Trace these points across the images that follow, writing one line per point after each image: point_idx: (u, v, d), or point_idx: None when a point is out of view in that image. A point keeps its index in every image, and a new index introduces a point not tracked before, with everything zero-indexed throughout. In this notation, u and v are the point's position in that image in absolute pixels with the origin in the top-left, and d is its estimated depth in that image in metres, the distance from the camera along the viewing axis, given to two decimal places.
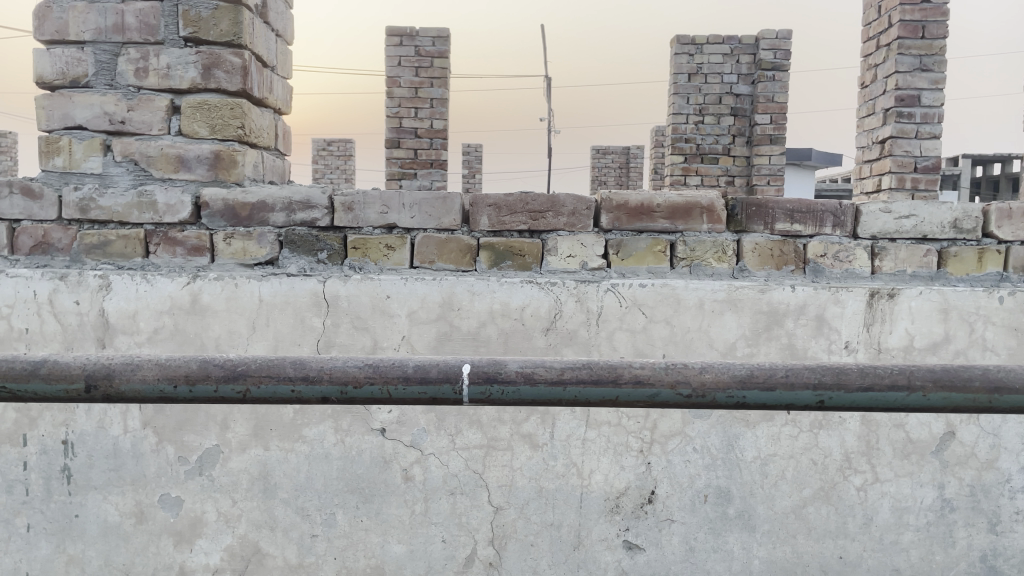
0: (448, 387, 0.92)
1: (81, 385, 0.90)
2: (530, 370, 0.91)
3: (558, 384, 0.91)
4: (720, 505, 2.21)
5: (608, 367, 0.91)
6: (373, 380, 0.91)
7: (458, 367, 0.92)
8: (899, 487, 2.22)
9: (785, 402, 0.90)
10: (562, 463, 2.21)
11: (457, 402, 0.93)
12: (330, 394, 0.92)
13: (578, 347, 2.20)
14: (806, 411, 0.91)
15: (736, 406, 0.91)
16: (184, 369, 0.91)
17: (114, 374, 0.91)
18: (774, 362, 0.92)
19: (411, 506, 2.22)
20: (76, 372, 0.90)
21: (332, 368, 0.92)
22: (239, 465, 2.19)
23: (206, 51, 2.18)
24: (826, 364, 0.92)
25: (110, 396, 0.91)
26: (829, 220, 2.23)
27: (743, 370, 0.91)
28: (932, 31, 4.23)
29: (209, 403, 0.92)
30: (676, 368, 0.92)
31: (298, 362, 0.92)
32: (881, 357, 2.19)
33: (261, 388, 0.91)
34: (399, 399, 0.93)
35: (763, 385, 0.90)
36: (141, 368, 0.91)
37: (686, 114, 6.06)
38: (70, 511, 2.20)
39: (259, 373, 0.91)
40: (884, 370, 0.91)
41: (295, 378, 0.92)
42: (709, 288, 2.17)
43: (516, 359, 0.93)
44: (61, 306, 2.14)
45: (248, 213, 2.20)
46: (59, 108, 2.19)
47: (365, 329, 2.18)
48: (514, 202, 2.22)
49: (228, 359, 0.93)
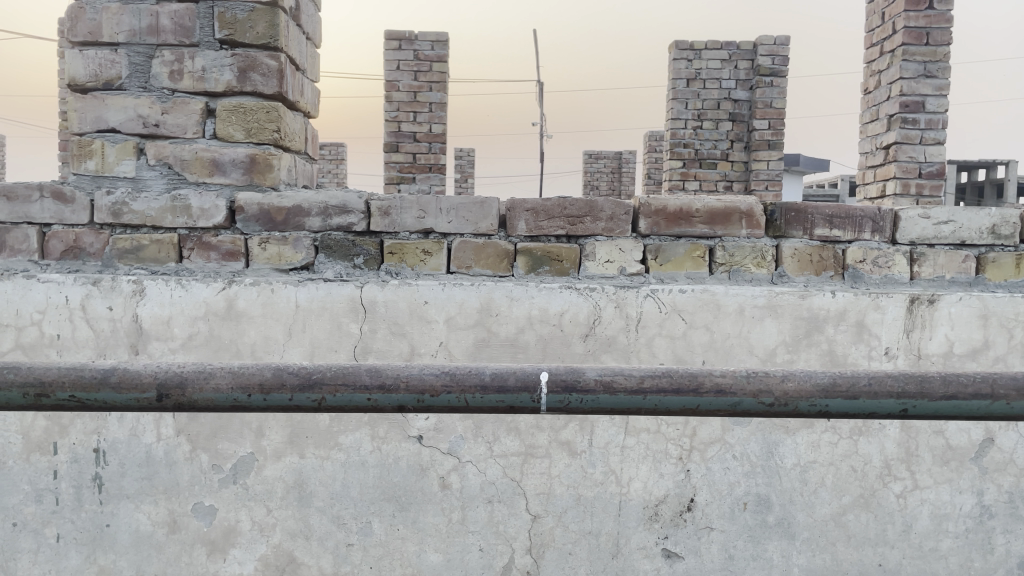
0: (528, 396, 0.93)
1: (153, 394, 0.90)
2: (609, 379, 0.94)
3: (638, 393, 0.94)
4: (759, 513, 2.20)
5: (688, 377, 0.94)
6: (450, 389, 0.93)
7: (536, 375, 0.94)
8: (938, 494, 2.21)
9: (868, 410, 0.94)
10: (600, 470, 2.20)
11: (535, 411, 0.94)
12: (407, 402, 0.93)
13: (617, 353, 2.18)
14: (889, 419, 0.94)
15: (818, 414, 0.95)
16: (257, 377, 0.92)
17: (186, 382, 0.91)
18: (856, 371, 0.96)
19: (448, 514, 2.20)
20: (147, 380, 0.91)
21: (408, 375, 0.93)
22: (274, 473, 2.16)
23: (243, 54, 2.15)
24: (909, 372, 0.95)
25: (183, 403, 0.91)
26: (868, 225, 2.23)
27: (828, 378, 0.95)
28: (936, 38, 4.25)
29: (284, 410, 0.92)
30: (759, 377, 0.95)
31: (374, 370, 0.93)
32: (921, 363, 2.18)
33: (338, 396, 0.92)
34: (477, 408, 0.93)
35: (847, 395, 0.94)
36: (215, 376, 0.91)
37: (685, 119, 6.08)
38: (101, 520, 2.16)
39: (335, 381, 0.92)
40: (968, 378, 0.94)
41: (370, 387, 0.93)
42: (749, 293, 2.16)
43: (595, 367, 0.95)
44: (93, 312, 2.10)
45: (283, 218, 2.18)
46: (92, 111, 2.16)
47: (403, 335, 2.15)
48: (552, 207, 2.21)
49: (301, 368, 0.94)
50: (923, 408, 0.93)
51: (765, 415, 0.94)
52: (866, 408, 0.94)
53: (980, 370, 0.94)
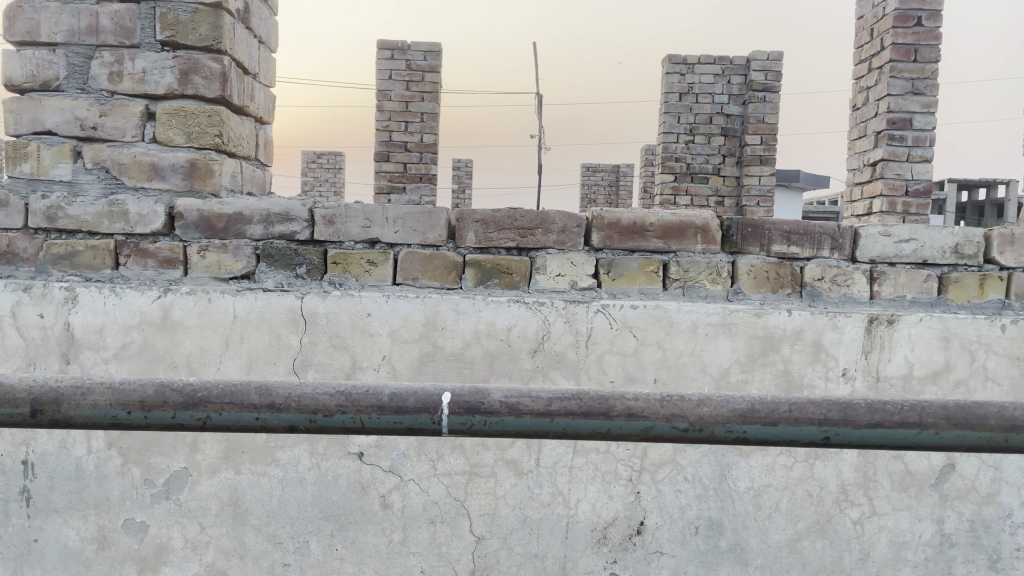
0: (427, 418, 0.87)
1: (26, 410, 0.84)
2: (515, 401, 0.87)
3: (546, 415, 0.87)
4: (711, 538, 2.12)
5: (599, 399, 0.87)
6: (345, 409, 0.87)
7: (420, 394, 0.88)
8: (897, 521, 2.14)
9: (790, 438, 0.87)
10: (547, 491, 2.12)
11: (437, 435, 0.87)
12: (298, 423, 0.87)
13: (567, 370, 2.11)
14: (811, 448, 0.88)
15: (736, 442, 0.88)
16: (139, 394, 0.86)
17: (62, 398, 0.85)
18: (777, 395, 0.89)
19: (389, 535, 2.12)
20: (21, 394, 0.85)
21: (300, 394, 0.87)
22: (208, 489, 2.09)
23: (184, 56, 2.09)
24: (833, 399, 0.89)
25: (58, 421, 0.85)
26: (827, 242, 2.16)
27: (746, 404, 0.88)
28: (925, 55, 4.18)
29: (167, 429, 0.87)
30: (673, 401, 0.87)
31: (264, 389, 0.87)
32: (880, 385, 2.11)
33: (223, 414, 0.86)
34: (373, 429, 0.88)
35: (764, 421, 0.87)
36: (92, 392, 0.85)
37: (676, 133, 6.03)
38: (28, 535, 2.08)
39: (221, 399, 0.86)
40: (877, 406, 0.87)
41: (260, 405, 0.87)
42: (703, 311, 2.09)
43: (500, 387, 0.89)
44: (23, 319, 2.03)
45: (224, 225, 2.11)
46: (28, 113, 2.10)
47: (344, 348, 2.09)
48: (501, 218, 2.14)
49: (188, 385, 0.88)
50: (844, 436, 0.86)
51: (679, 440, 0.88)
52: (786, 434, 0.87)
53: (905, 398, 0.86)
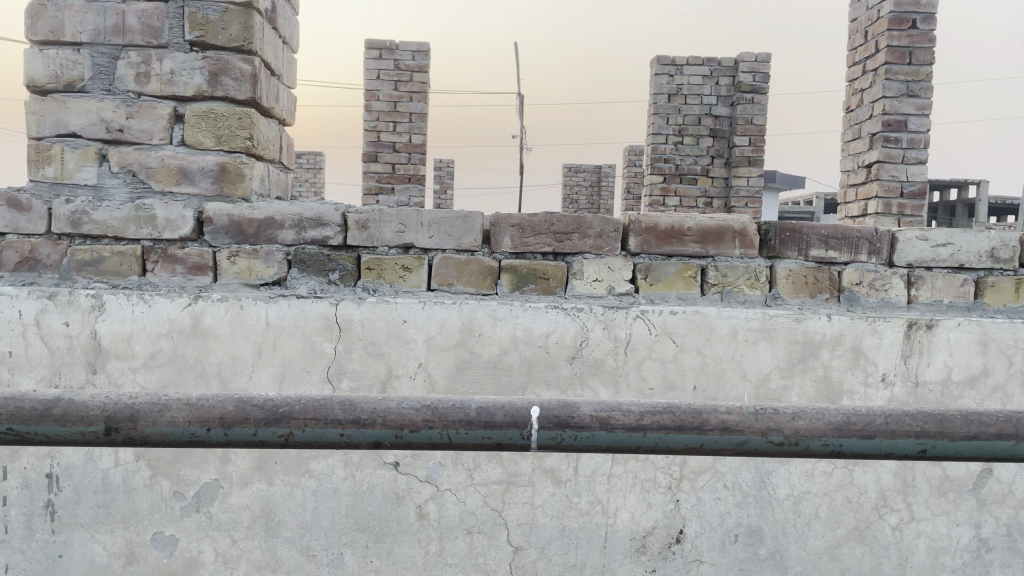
0: (516, 433, 0.83)
1: (99, 428, 0.80)
2: (608, 415, 0.85)
3: (637, 430, 0.85)
4: (751, 546, 2.10)
5: (694, 412, 0.86)
6: (431, 424, 0.83)
7: (526, 411, 0.85)
8: (935, 526, 2.13)
9: (885, 449, 0.86)
10: (586, 500, 2.09)
11: (526, 450, 0.85)
12: (383, 439, 0.83)
13: (605, 378, 2.08)
14: (906, 460, 0.87)
15: (830, 455, 0.87)
16: (218, 410, 0.82)
17: (137, 415, 0.81)
18: (871, 408, 0.88)
19: (425, 546, 2.08)
20: (94, 412, 0.81)
21: (386, 409, 0.84)
22: (240, 501, 2.04)
23: (214, 57, 2.04)
24: (927, 410, 0.88)
25: (132, 439, 0.81)
26: (865, 246, 2.15)
27: (841, 416, 0.87)
28: (919, 57, 4.21)
29: (248, 446, 0.83)
30: (767, 415, 0.86)
31: (349, 404, 0.84)
32: (918, 391, 2.11)
33: (307, 431, 0.82)
34: (461, 444, 0.84)
35: (861, 434, 0.86)
36: (170, 408, 0.81)
37: (665, 134, 6.02)
38: (53, 551, 2.02)
39: (305, 414, 0.83)
40: (992, 417, 0.87)
41: (344, 422, 0.83)
42: (743, 316, 2.07)
43: (589, 401, 0.86)
44: (48, 328, 1.97)
45: (254, 230, 2.06)
46: (51, 114, 2.03)
47: (380, 355, 2.04)
48: (538, 223, 2.11)
49: (268, 400, 0.84)
50: (944, 448, 0.85)
51: (774, 455, 0.86)
52: (883, 448, 0.86)
53: (1005, 409, 0.86)
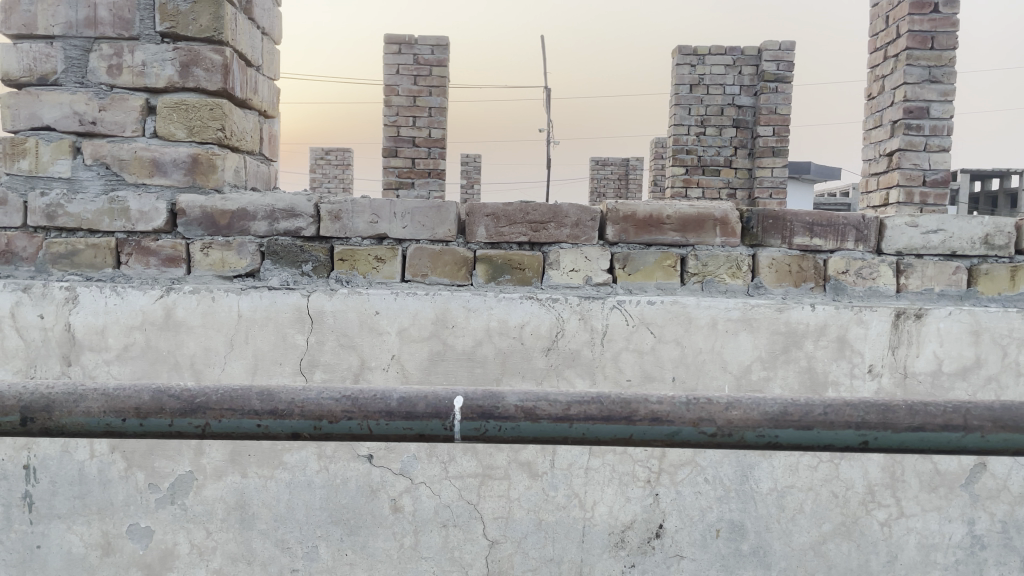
0: (438, 424, 0.82)
1: (16, 418, 0.80)
2: (533, 405, 0.82)
3: (564, 420, 0.82)
4: (733, 541, 2.05)
5: (621, 402, 0.82)
6: (352, 415, 0.82)
7: (450, 400, 0.83)
8: (926, 523, 2.07)
9: (826, 441, 0.82)
10: (563, 494, 2.05)
11: (448, 440, 0.83)
12: (302, 430, 0.82)
13: (582, 369, 2.04)
14: (848, 453, 0.82)
15: (767, 447, 0.82)
16: (135, 400, 0.81)
17: (54, 404, 0.81)
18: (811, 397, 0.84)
19: (400, 539, 2.05)
20: (10, 401, 0.81)
21: (304, 400, 0.83)
22: (214, 493, 2.03)
23: (185, 48, 2.03)
24: (870, 399, 0.83)
25: (49, 428, 0.81)
26: (851, 234, 2.08)
27: (778, 406, 0.82)
28: (942, 42, 4.10)
29: (166, 437, 0.82)
30: (700, 404, 0.82)
31: (267, 394, 0.83)
32: (908, 382, 2.04)
33: (223, 421, 0.82)
34: (383, 436, 0.83)
35: (799, 425, 0.81)
36: (86, 398, 0.81)
37: (687, 126, 5.94)
38: (31, 541, 2.03)
39: (222, 404, 0.82)
40: (919, 407, 0.82)
41: (262, 412, 0.82)
42: (723, 306, 2.01)
43: (517, 391, 0.84)
44: (23, 320, 1.98)
45: (227, 221, 2.05)
46: (25, 108, 2.04)
47: (352, 347, 2.02)
48: (513, 212, 2.07)
49: (185, 390, 0.83)
50: (885, 439, 0.80)
51: (707, 446, 0.82)
52: (824, 440, 0.81)
53: (950, 398, 0.81)
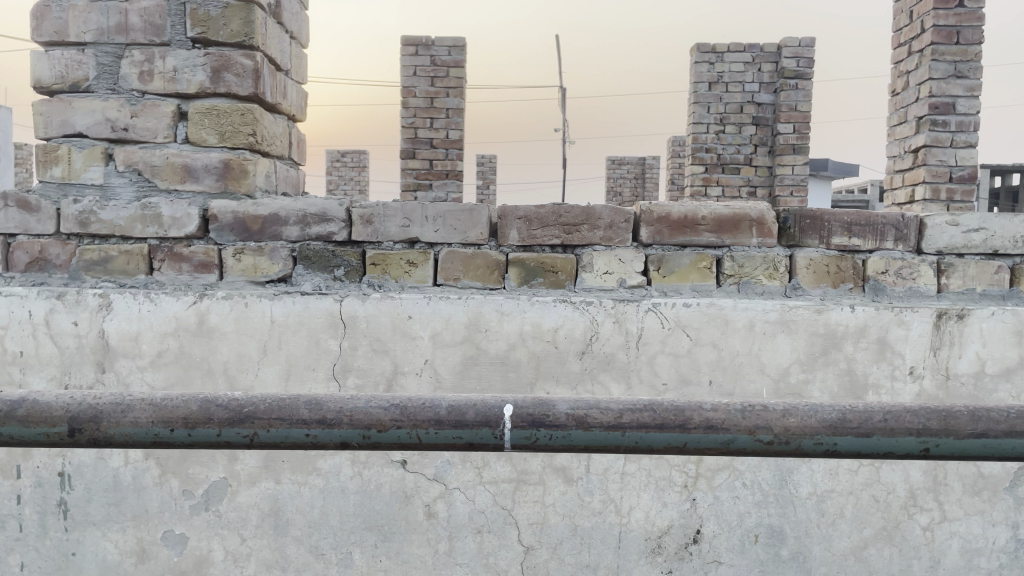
0: (489, 432, 0.80)
1: (64, 429, 0.79)
2: (583, 414, 0.80)
3: (618, 429, 0.80)
4: (772, 547, 2.02)
5: (673, 411, 0.80)
6: (400, 423, 0.79)
7: (498, 409, 0.81)
8: (969, 527, 2.03)
9: (885, 448, 0.80)
10: (598, 499, 2.03)
11: (498, 449, 0.81)
12: (350, 439, 0.80)
13: (617, 373, 2.01)
14: (908, 460, 0.80)
15: (824, 455, 0.80)
16: (182, 410, 0.80)
17: (101, 415, 0.80)
18: (869, 404, 0.82)
19: (435, 545, 2.04)
20: (59, 413, 0.80)
21: (353, 409, 0.80)
22: (248, 500, 2.03)
23: (216, 53, 2.03)
24: (932, 406, 0.81)
25: (98, 439, 0.80)
26: (890, 233, 2.05)
27: (837, 412, 0.81)
28: (966, 36, 4.01)
29: (213, 448, 0.80)
30: (755, 411, 0.81)
31: (317, 404, 0.81)
32: (949, 384, 2.00)
33: (272, 431, 0.80)
34: (432, 445, 0.80)
35: (858, 432, 0.79)
36: (133, 409, 0.80)
37: (707, 123, 5.86)
38: (66, 548, 2.03)
39: (269, 414, 0.80)
40: (991, 414, 0.79)
41: (310, 422, 0.80)
42: (760, 308, 1.98)
43: (568, 399, 0.82)
44: (57, 327, 1.98)
45: (259, 227, 2.04)
46: (58, 115, 2.04)
47: (385, 352, 2.01)
48: (545, 214, 2.05)
49: (234, 400, 0.82)
50: (948, 447, 0.78)
51: (762, 454, 0.80)
52: (883, 445, 0.79)
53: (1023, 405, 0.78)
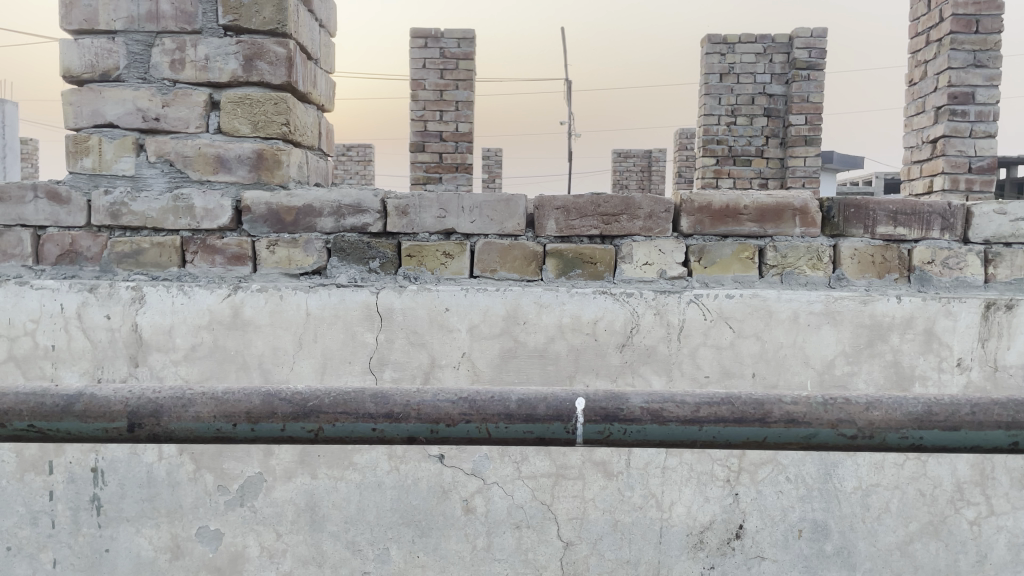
0: (560, 426, 0.77)
1: (123, 425, 0.75)
2: (659, 407, 0.76)
3: (694, 423, 0.76)
4: (816, 541, 1.99)
5: (755, 404, 0.76)
6: (469, 418, 0.77)
7: (571, 401, 0.78)
8: (1016, 521, 2.00)
9: (973, 443, 0.76)
10: (639, 494, 2.00)
11: (569, 444, 0.77)
12: (418, 434, 0.77)
13: (658, 365, 1.98)
14: (997, 454, 0.76)
15: (910, 450, 0.76)
16: (245, 404, 0.76)
17: (163, 409, 0.76)
18: (954, 396, 0.78)
19: (473, 541, 2.01)
20: (118, 407, 0.76)
21: (420, 402, 0.77)
22: (284, 495, 2.00)
23: (248, 41, 1.99)
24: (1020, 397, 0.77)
25: (157, 434, 0.76)
26: (937, 222, 2.02)
27: (921, 406, 0.77)
28: (986, 25, 3.97)
29: (277, 443, 0.77)
30: (838, 404, 0.77)
31: (381, 397, 0.77)
32: (998, 376, 1.96)
33: (337, 426, 0.76)
34: (501, 439, 0.77)
35: (946, 426, 0.75)
36: (195, 402, 0.76)
37: (718, 115, 5.81)
38: (100, 545, 2.01)
39: (335, 408, 0.77)
40: None
41: (377, 415, 0.77)
42: (805, 299, 1.94)
43: (639, 393, 0.78)
44: (90, 321, 1.95)
45: (293, 218, 2.01)
46: (88, 105, 2.01)
47: (422, 345, 1.97)
48: (584, 204, 2.01)
49: (297, 393, 0.78)
50: None
51: (847, 449, 0.77)
52: (971, 441, 0.75)
53: None
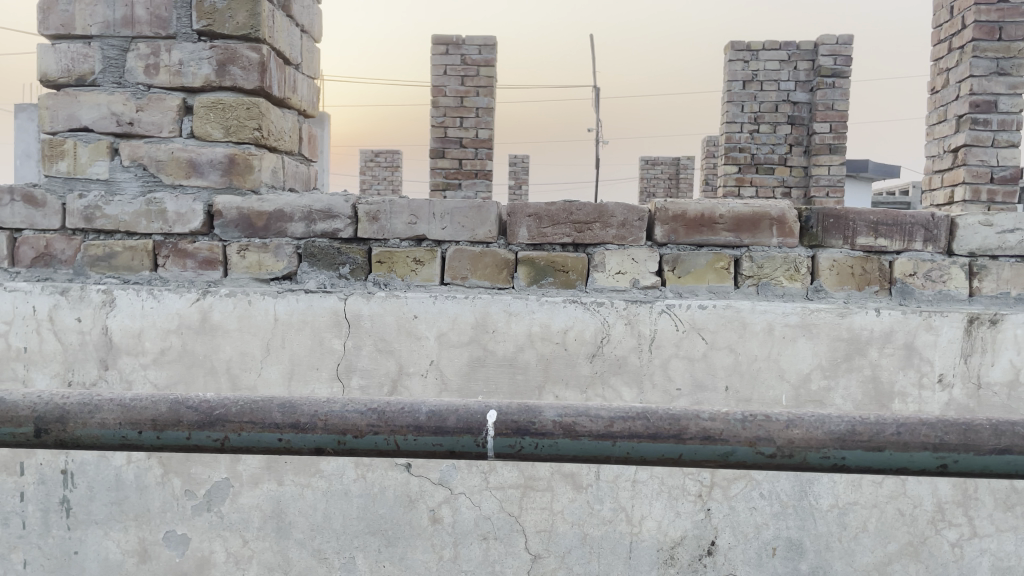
0: (470, 440, 0.72)
1: (30, 430, 0.73)
2: (571, 421, 0.72)
3: (607, 437, 0.72)
4: (790, 560, 1.93)
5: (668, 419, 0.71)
6: (378, 429, 0.73)
7: (482, 415, 0.73)
8: (1001, 544, 1.92)
9: (897, 464, 0.71)
10: (608, 508, 1.96)
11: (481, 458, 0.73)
12: (325, 445, 0.73)
13: (629, 377, 1.94)
14: (922, 476, 0.71)
15: (833, 470, 0.72)
16: (151, 411, 0.73)
17: (68, 415, 0.73)
18: (881, 415, 0.73)
19: (439, 551, 1.98)
20: (25, 412, 0.73)
21: (328, 413, 0.74)
22: (251, 501, 1.99)
23: (221, 46, 2.00)
24: (944, 419, 0.72)
25: (64, 441, 0.73)
26: (919, 233, 1.96)
27: (844, 423, 0.72)
28: (1010, 32, 3.86)
29: (185, 451, 0.74)
30: (757, 421, 0.72)
31: (289, 405, 0.74)
32: (982, 394, 1.90)
33: (243, 435, 0.73)
34: (411, 453, 0.74)
35: (867, 445, 0.70)
36: (101, 409, 0.73)
37: (740, 123, 5.73)
38: (69, 547, 2.01)
39: (241, 417, 0.73)
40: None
41: (284, 425, 0.74)
42: (780, 311, 1.90)
43: (555, 406, 0.74)
44: (61, 323, 1.96)
45: (264, 223, 2.00)
46: (64, 108, 2.03)
47: (390, 352, 1.96)
48: (556, 212, 1.98)
49: (204, 401, 0.75)
50: (967, 463, 0.69)
51: (766, 467, 0.72)
52: (895, 461, 0.71)
53: None
